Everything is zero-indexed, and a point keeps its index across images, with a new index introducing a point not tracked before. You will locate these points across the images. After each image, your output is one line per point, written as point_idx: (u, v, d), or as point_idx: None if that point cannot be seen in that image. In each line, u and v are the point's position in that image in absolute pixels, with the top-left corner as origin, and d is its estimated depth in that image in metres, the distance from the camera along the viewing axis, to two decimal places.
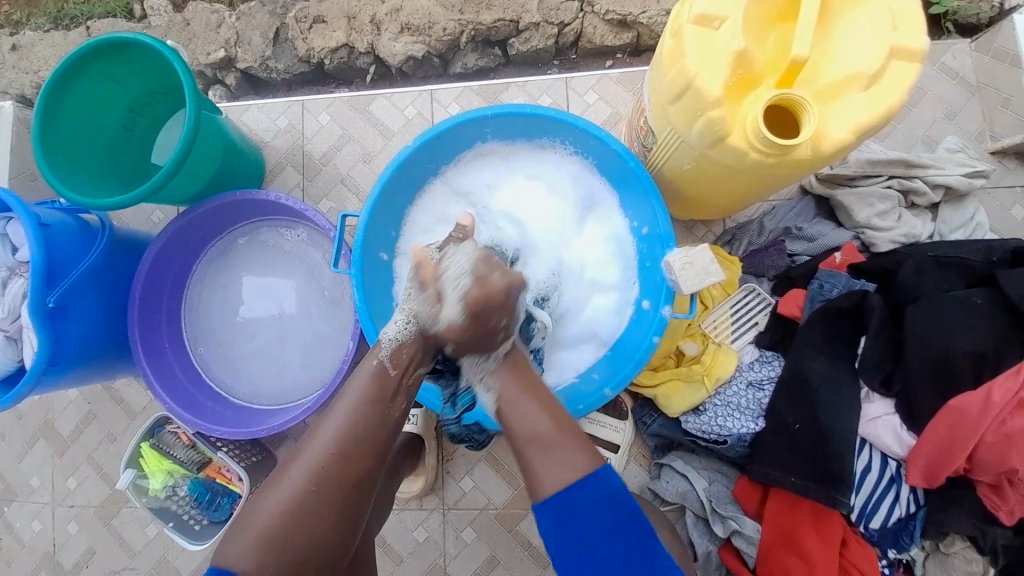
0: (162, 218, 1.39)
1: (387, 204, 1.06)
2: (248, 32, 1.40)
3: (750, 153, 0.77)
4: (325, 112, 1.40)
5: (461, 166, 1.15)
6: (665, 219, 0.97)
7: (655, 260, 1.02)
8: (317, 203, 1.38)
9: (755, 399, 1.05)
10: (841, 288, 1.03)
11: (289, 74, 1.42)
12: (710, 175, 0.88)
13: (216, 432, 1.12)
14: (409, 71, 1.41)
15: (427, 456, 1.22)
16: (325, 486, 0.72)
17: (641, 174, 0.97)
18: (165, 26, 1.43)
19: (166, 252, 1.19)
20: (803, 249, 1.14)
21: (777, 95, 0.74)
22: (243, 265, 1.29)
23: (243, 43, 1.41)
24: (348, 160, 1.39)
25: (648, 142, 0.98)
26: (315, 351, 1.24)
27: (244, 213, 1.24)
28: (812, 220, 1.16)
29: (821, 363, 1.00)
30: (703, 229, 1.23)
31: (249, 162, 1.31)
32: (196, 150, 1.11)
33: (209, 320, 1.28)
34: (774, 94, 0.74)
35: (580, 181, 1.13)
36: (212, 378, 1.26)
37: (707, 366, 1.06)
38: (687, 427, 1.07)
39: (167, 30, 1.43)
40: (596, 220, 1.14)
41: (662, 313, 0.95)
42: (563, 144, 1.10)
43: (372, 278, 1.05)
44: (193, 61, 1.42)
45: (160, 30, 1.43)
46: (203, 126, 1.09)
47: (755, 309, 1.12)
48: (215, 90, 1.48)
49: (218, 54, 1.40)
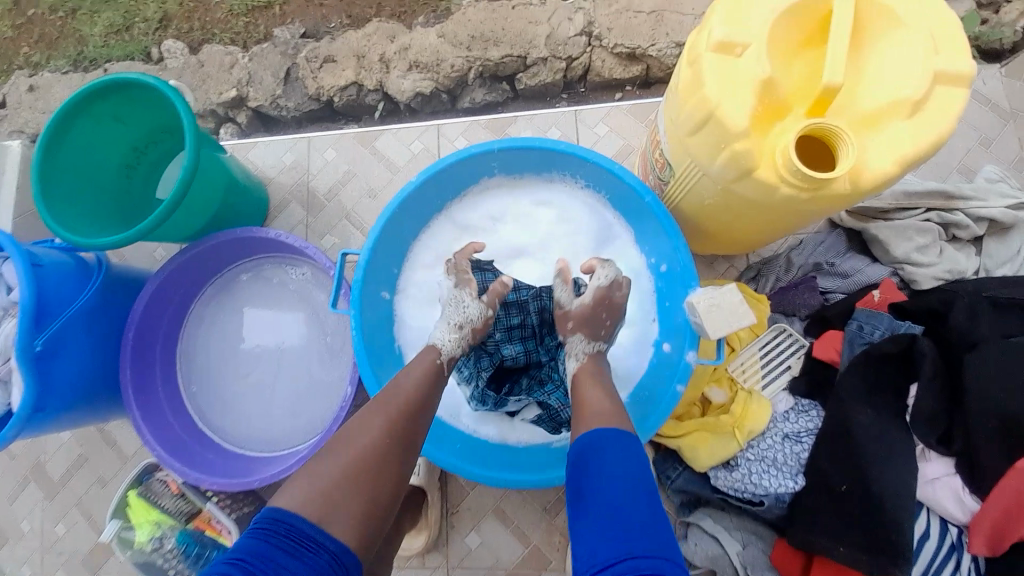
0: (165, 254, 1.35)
1: (390, 240, 1.01)
2: (260, 72, 1.41)
3: (782, 186, 0.71)
4: (332, 148, 1.39)
5: (467, 200, 1.11)
6: (687, 256, 0.89)
7: (675, 299, 0.94)
8: (320, 240, 1.34)
9: (793, 453, 0.95)
10: (884, 330, 0.96)
11: (299, 111, 1.42)
12: (735, 209, 0.82)
13: (206, 482, 1.02)
14: (417, 106, 1.39)
15: (429, 508, 1.12)
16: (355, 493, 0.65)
17: (656, 210, 0.92)
18: (180, 67, 1.46)
19: (165, 290, 1.13)
20: (835, 287, 1.08)
21: (806, 125, 0.69)
22: (244, 302, 1.23)
23: (254, 82, 1.41)
24: (353, 197, 1.36)
25: (664, 175, 0.93)
26: (314, 391, 1.16)
27: (247, 250, 1.19)
28: (843, 254, 1.10)
29: (866, 416, 0.89)
30: (725, 264, 1.16)
31: (254, 195, 1.28)
32: (194, 191, 1.08)
33: (206, 358, 1.21)
34: (802, 125, 0.69)
35: (593, 213, 1.07)
36: (206, 420, 1.18)
37: (737, 416, 0.96)
38: (717, 484, 0.96)
39: (182, 70, 1.45)
40: (610, 255, 1.07)
41: (687, 359, 0.86)
42: (573, 177, 1.05)
43: (372, 318, 0.99)
44: (205, 101, 1.43)
45: (175, 71, 1.46)
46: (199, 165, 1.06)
47: (785, 351, 1.04)
48: (227, 127, 1.48)
49: (230, 94, 1.41)
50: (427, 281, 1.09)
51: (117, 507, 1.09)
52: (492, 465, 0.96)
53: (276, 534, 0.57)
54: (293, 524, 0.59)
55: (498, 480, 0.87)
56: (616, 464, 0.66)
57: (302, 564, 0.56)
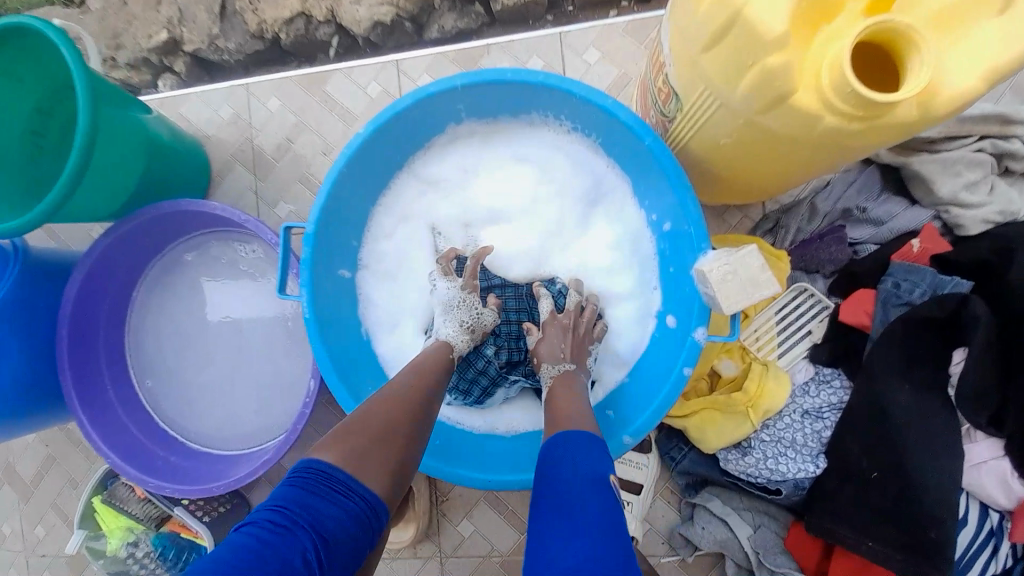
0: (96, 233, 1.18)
1: (340, 208, 0.84)
2: (192, 7, 1.16)
3: (823, 118, 0.53)
4: (274, 96, 1.17)
5: (432, 153, 0.92)
6: (697, 214, 0.73)
7: (682, 265, 0.79)
8: (272, 207, 1.16)
9: (814, 433, 0.84)
10: (927, 288, 0.80)
11: (242, 53, 1.18)
12: (756, 150, 0.64)
13: (166, 488, 0.93)
14: (379, 40, 1.15)
15: (418, 499, 1.04)
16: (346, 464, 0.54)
17: (660, 155, 0.73)
18: (101, 7, 1.21)
19: (97, 277, 0.97)
20: (866, 236, 0.92)
21: (865, 27, 0.50)
22: (193, 285, 1.08)
23: (188, 20, 1.17)
24: (304, 154, 1.16)
25: (669, 110, 0.73)
26: (278, 384, 1.05)
27: (187, 226, 1.03)
28: (878, 197, 0.92)
29: (904, 396, 0.78)
30: (738, 215, 0.98)
31: (185, 158, 1.08)
32: (101, 158, 0.88)
33: (157, 350, 1.08)
34: (860, 27, 0.50)
35: (582, 165, 0.89)
36: (166, 416, 1.07)
37: (753, 394, 0.83)
38: (727, 467, 0.87)
39: (104, 12, 1.20)
40: (604, 214, 0.90)
41: (695, 338, 0.72)
42: (558, 118, 0.86)
43: (327, 302, 0.84)
44: (135, 47, 1.20)
45: (97, 14, 1.21)
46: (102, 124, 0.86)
47: (807, 315, 0.91)
48: (166, 78, 1.25)
49: (161, 36, 1.18)
50: (387, 253, 0.93)
51: (83, 514, 1.03)
52: (477, 457, 0.86)
53: (309, 482, 0.49)
54: (330, 471, 0.51)
55: (486, 482, 0.78)
56: (581, 464, 0.56)
57: (340, 510, 0.49)
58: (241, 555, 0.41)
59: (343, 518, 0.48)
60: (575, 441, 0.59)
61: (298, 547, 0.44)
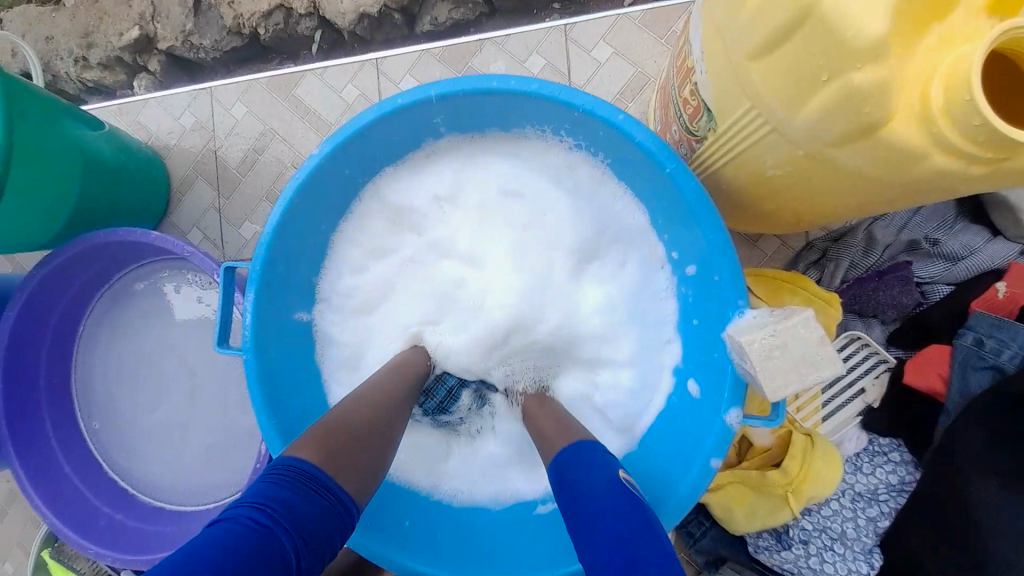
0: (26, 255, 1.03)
1: (291, 242, 0.70)
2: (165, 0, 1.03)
3: (932, 156, 0.38)
4: (239, 101, 1.04)
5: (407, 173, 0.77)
6: (733, 263, 0.57)
7: (709, 323, 0.64)
8: (237, 227, 1.03)
9: (866, 522, 0.70)
10: (1016, 350, 0.65)
11: (218, 51, 1.04)
12: (817, 187, 0.48)
13: (108, 557, 0.80)
14: (366, 34, 1.00)
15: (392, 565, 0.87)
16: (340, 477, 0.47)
17: (684, 189, 0.58)
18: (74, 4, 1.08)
19: (36, 309, 0.86)
20: (936, 276, 0.75)
21: (999, 34, 0.34)
22: (145, 318, 0.96)
23: (161, 15, 1.04)
24: (273, 166, 1.03)
25: (698, 129, 0.58)
26: (235, 434, 0.93)
27: (135, 253, 0.90)
28: (951, 227, 0.76)
29: (990, 489, 0.64)
30: (775, 242, 0.82)
31: (134, 174, 0.96)
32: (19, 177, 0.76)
33: (108, 387, 0.96)
34: (989, 34, 0.35)
35: (586, 192, 0.73)
36: (117, 465, 0.95)
37: (795, 477, 0.67)
38: (761, 558, 0.72)
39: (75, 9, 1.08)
40: (602, 269, 0.73)
41: (726, 420, 0.58)
42: (556, 135, 0.70)
43: (278, 354, 0.71)
44: (107, 46, 1.07)
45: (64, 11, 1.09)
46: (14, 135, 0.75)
47: (860, 371, 0.75)
48: (143, 80, 1.10)
49: (133, 33, 1.04)
50: (357, 288, 0.77)
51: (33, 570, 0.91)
52: (454, 533, 0.71)
53: (278, 484, 0.42)
54: (304, 473, 0.44)
55: None
56: (594, 470, 0.53)
57: (316, 506, 0.42)
58: (214, 559, 0.34)
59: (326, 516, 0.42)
60: (580, 452, 0.56)
61: (275, 548, 0.37)
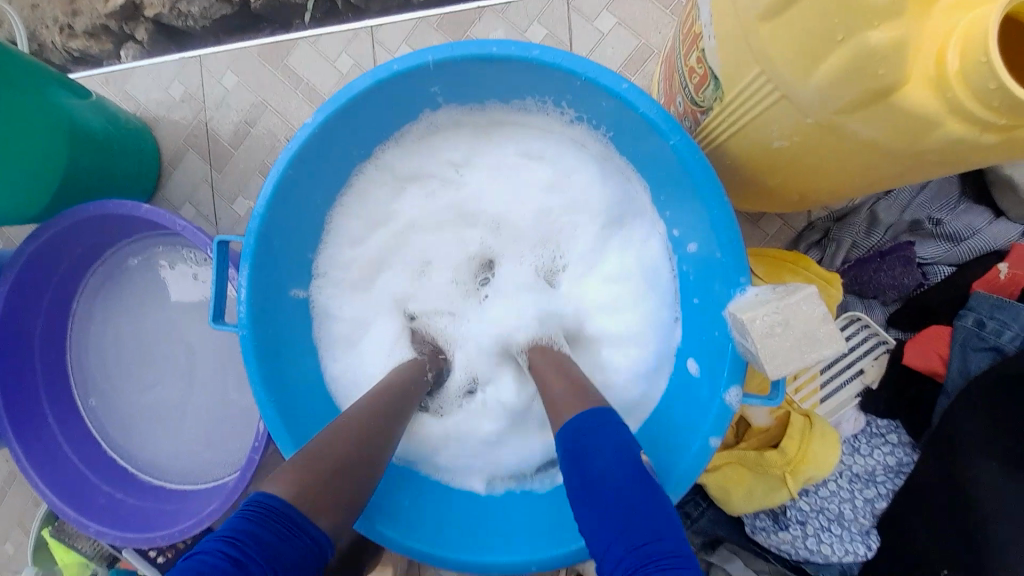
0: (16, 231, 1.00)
1: (286, 216, 0.68)
2: None
3: (944, 125, 0.37)
4: (230, 71, 1.00)
5: (403, 147, 0.75)
6: (735, 239, 0.56)
7: (710, 300, 0.63)
8: (231, 202, 1.01)
9: (864, 504, 0.69)
10: (1018, 330, 0.64)
11: (207, 20, 1.01)
12: (825, 159, 0.47)
13: (107, 535, 0.81)
14: (360, 2, 0.97)
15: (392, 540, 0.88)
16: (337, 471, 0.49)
17: (688, 162, 0.56)
18: None
19: (29, 285, 0.85)
20: (937, 256, 0.74)
21: None
22: (140, 295, 0.95)
23: None
24: (267, 140, 1.00)
25: (703, 99, 0.56)
26: (233, 412, 0.92)
27: (127, 229, 0.88)
28: (954, 206, 0.75)
29: (986, 469, 0.64)
30: (778, 223, 0.80)
31: (126, 150, 0.94)
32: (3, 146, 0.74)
33: (104, 365, 0.95)
34: None
35: (596, 168, 0.72)
36: (115, 444, 0.95)
37: (793, 457, 0.67)
38: (757, 539, 0.72)
39: None
40: (621, 242, 0.73)
41: (725, 400, 0.57)
42: (557, 106, 0.68)
43: (274, 331, 0.70)
44: (92, 12, 1.02)
45: None
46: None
47: (860, 353, 0.74)
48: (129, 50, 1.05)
49: (118, 0, 1.01)
50: (356, 264, 0.77)
51: (34, 549, 0.92)
52: (450, 513, 0.70)
53: (238, 516, 0.41)
54: (266, 503, 0.42)
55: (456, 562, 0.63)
56: (603, 448, 0.51)
57: (297, 549, 0.41)
58: None
59: (287, 548, 0.40)
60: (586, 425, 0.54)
61: None
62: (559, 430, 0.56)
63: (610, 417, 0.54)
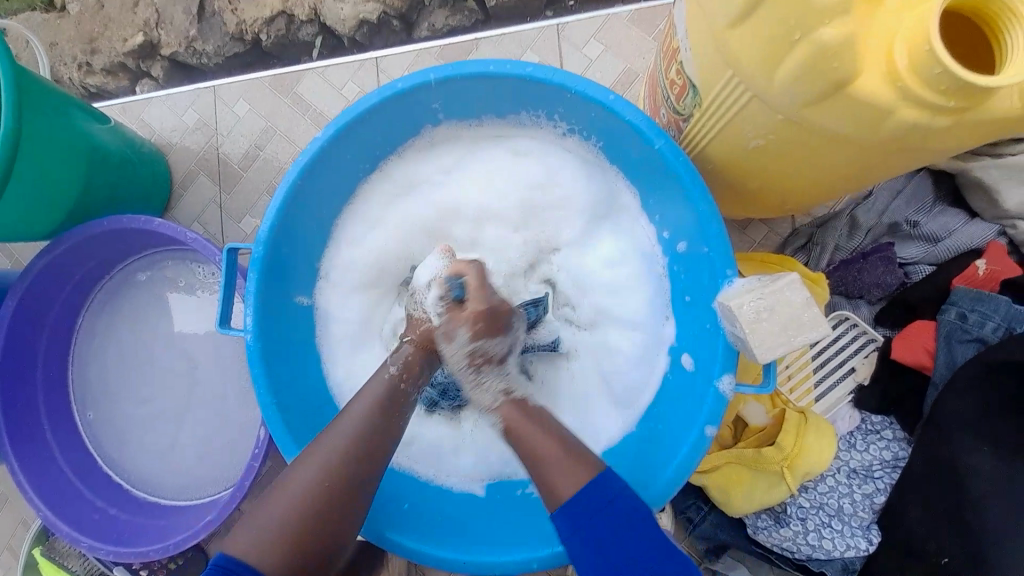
0: (25, 252, 1.02)
1: (295, 225, 0.71)
2: (169, 9, 1.07)
3: (902, 110, 0.41)
4: (242, 99, 1.05)
5: (407, 161, 0.79)
6: (719, 232, 0.59)
7: (698, 295, 0.65)
8: (238, 221, 1.04)
9: (863, 499, 0.70)
10: (1000, 321, 0.67)
11: (220, 57, 1.08)
12: (799, 156, 0.51)
13: (100, 550, 0.79)
14: (364, 40, 1.05)
15: (392, 556, 0.85)
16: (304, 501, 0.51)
17: (674, 163, 0.60)
18: (79, 13, 1.12)
19: (38, 299, 0.86)
20: (919, 256, 0.78)
21: None
22: (145, 310, 0.96)
23: (165, 23, 1.08)
24: (274, 163, 1.04)
25: (684, 107, 0.60)
26: (233, 426, 0.92)
27: (136, 244, 0.91)
28: (931, 210, 0.79)
29: (981, 458, 0.65)
30: (762, 230, 0.84)
31: (140, 172, 0.98)
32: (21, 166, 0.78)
33: (104, 380, 0.95)
34: None
35: (583, 174, 0.76)
36: (111, 459, 0.93)
37: (790, 452, 0.68)
38: (757, 538, 0.71)
39: (80, 18, 1.11)
40: (610, 233, 0.77)
41: (719, 388, 0.59)
42: (550, 119, 0.73)
43: (277, 334, 0.70)
44: (112, 54, 1.10)
45: (71, 19, 1.12)
46: (25, 132, 0.77)
47: (848, 351, 0.76)
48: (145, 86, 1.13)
49: (137, 40, 1.08)
50: (360, 269, 0.79)
51: (21, 569, 0.87)
52: (451, 517, 0.70)
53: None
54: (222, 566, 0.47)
55: (459, 563, 0.62)
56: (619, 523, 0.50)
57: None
58: None
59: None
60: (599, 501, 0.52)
61: None
62: (558, 506, 0.52)
63: (612, 484, 0.52)
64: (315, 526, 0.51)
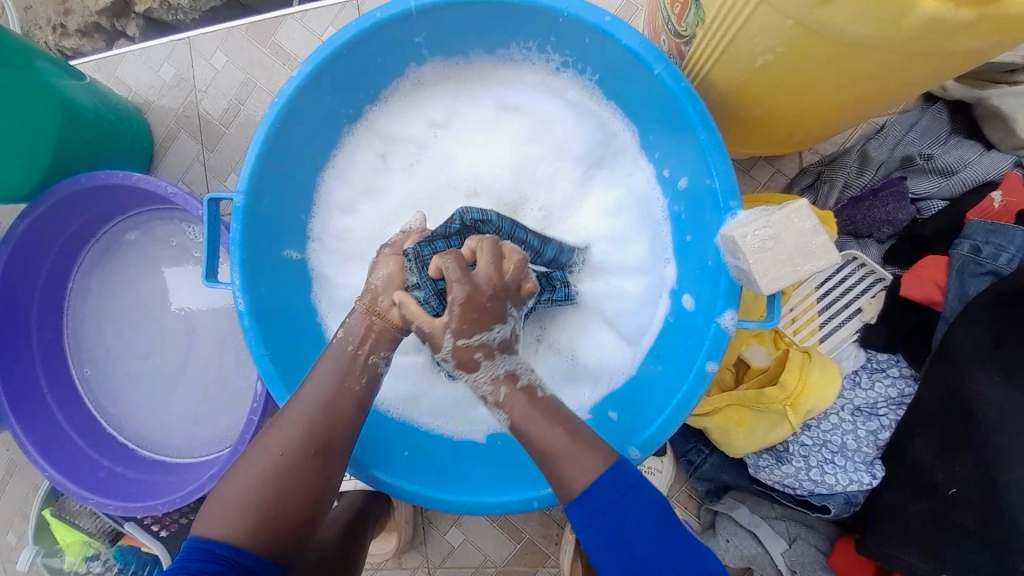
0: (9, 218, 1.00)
1: (276, 176, 0.68)
2: None
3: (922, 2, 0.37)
4: (219, 50, 1.00)
5: (395, 105, 0.76)
6: (724, 164, 0.56)
7: (701, 233, 0.63)
8: (224, 179, 1.00)
9: (865, 436, 0.70)
10: (1014, 252, 0.66)
11: (196, 11, 1.04)
12: (810, 70, 0.48)
13: (108, 505, 0.80)
14: None
15: (399, 503, 0.87)
16: (294, 451, 0.51)
17: (677, 91, 0.56)
18: None
19: (25, 259, 0.84)
20: (932, 190, 0.74)
21: None
22: (137, 271, 0.95)
23: None
24: (257, 117, 0.99)
25: (686, 28, 0.56)
26: (230, 386, 0.92)
27: (119, 203, 0.88)
28: (945, 142, 0.76)
29: (992, 389, 0.63)
30: (768, 170, 0.81)
31: (118, 135, 0.94)
32: None
33: (100, 340, 0.95)
34: None
35: (577, 113, 0.73)
36: (113, 420, 0.94)
37: (794, 390, 0.67)
38: (758, 476, 0.72)
39: None
40: (606, 179, 0.74)
41: (721, 324, 0.58)
42: (542, 50, 0.69)
43: (268, 286, 0.68)
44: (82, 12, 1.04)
45: None
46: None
47: (856, 291, 0.74)
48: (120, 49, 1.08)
49: None
50: (352, 224, 0.77)
51: (34, 531, 0.88)
52: (453, 462, 0.70)
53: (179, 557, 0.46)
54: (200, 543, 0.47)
55: (460, 505, 0.62)
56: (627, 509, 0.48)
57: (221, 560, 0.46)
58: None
59: None
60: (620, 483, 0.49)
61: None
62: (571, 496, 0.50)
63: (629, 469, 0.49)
64: (308, 469, 0.51)
